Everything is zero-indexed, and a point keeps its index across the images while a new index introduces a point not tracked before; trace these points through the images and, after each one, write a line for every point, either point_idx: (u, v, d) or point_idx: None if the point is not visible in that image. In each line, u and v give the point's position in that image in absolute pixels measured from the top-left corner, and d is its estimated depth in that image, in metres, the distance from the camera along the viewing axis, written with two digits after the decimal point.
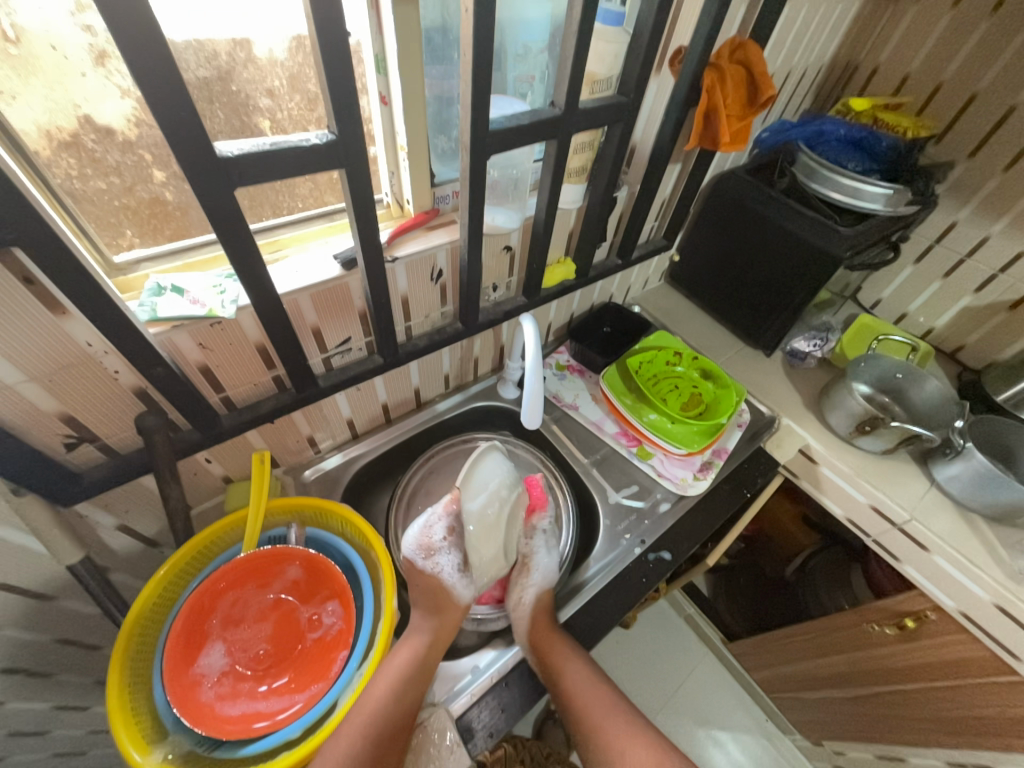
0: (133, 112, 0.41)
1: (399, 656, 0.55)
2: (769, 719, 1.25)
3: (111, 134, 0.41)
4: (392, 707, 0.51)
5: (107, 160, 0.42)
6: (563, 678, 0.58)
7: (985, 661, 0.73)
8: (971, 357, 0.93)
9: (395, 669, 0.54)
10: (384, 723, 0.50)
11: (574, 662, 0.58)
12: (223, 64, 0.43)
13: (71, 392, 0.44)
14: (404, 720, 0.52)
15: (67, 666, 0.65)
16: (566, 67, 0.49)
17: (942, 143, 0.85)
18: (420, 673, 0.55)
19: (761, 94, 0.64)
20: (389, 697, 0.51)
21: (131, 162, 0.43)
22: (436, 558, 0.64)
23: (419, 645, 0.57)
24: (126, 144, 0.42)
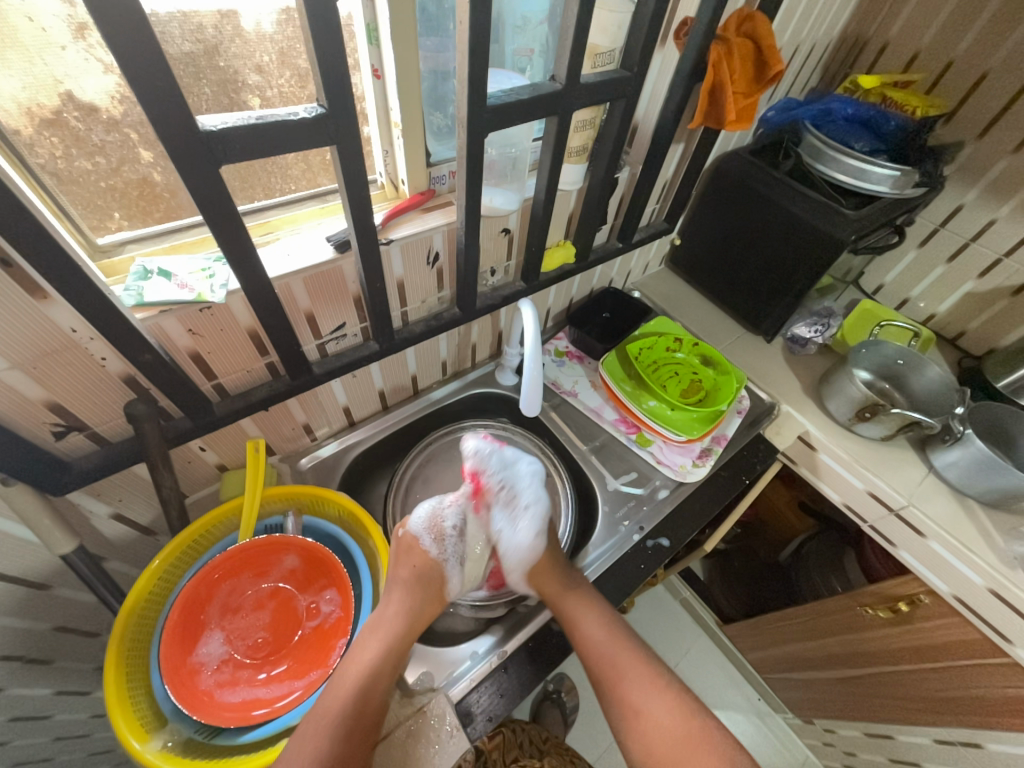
0: (116, 88, 0.39)
1: (366, 646, 0.53)
2: (761, 699, 1.28)
3: (95, 112, 0.39)
4: (360, 699, 0.49)
5: (90, 139, 0.40)
6: (584, 627, 0.60)
7: (977, 643, 0.74)
8: (972, 343, 0.92)
9: (364, 662, 0.51)
10: (351, 716, 0.48)
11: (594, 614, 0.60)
12: (209, 38, 0.41)
13: (56, 379, 0.42)
14: (373, 714, 0.49)
15: (66, 653, 0.65)
16: (568, 39, 0.46)
17: (951, 123, 0.82)
18: (391, 663, 0.52)
19: (770, 69, 0.62)
20: (355, 691, 0.49)
21: (116, 141, 0.41)
22: (443, 542, 0.61)
23: (389, 634, 0.54)
24: (110, 123, 0.40)
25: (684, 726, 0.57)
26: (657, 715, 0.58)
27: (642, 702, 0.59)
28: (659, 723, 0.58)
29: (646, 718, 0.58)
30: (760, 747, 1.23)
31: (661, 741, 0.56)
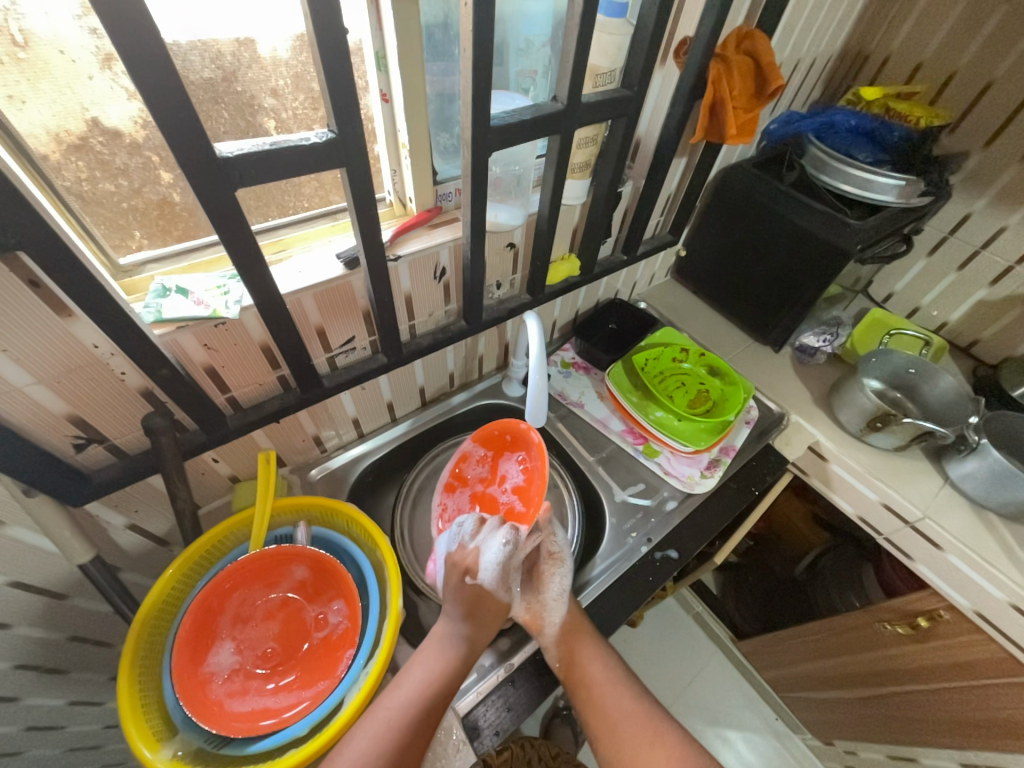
0: (139, 114, 0.41)
1: (428, 662, 0.54)
2: (779, 718, 1.25)
3: (118, 137, 0.41)
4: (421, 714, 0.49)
5: (114, 162, 0.42)
6: (585, 663, 0.58)
7: (1000, 662, 0.71)
8: (986, 351, 0.91)
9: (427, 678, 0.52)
10: (407, 735, 0.48)
11: (591, 649, 0.59)
12: (227, 65, 0.43)
13: (78, 393, 0.44)
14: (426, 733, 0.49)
15: (81, 663, 0.66)
16: (569, 61, 0.48)
17: (957, 132, 0.82)
18: (453, 684, 0.52)
19: (770, 85, 0.63)
20: (414, 708, 0.49)
21: (138, 164, 0.43)
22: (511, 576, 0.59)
23: (452, 653, 0.54)
24: (133, 147, 0.42)
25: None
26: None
27: (647, 753, 0.54)
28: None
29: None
30: None
31: None
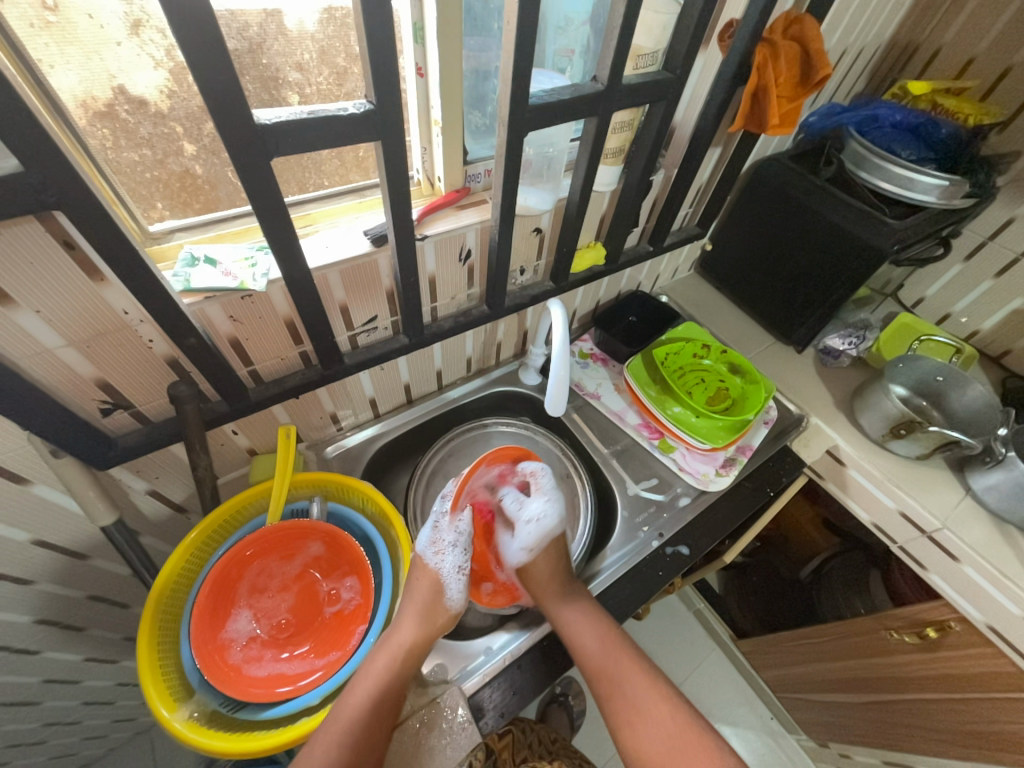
0: (165, 83, 0.40)
1: (375, 665, 0.51)
2: (774, 718, 1.25)
3: (144, 105, 0.40)
4: (369, 722, 0.47)
5: (140, 131, 0.42)
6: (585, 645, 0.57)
7: (1010, 676, 0.71)
8: (1018, 362, 0.88)
9: (368, 681, 0.49)
10: (366, 731, 0.47)
11: (589, 626, 0.58)
12: (254, 36, 0.42)
13: (106, 358, 0.44)
14: (380, 741, 0.47)
15: (97, 622, 0.68)
16: (612, 38, 0.46)
17: (1006, 131, 0.79)
18: (411, 663, 0.52)
19: (817, 73, 0.60)
20: (373, 705, 0.48)
21: (163, 134, 0.43)
22: (443, 554, 0.59)
23: (391, 649, 0.52)
24: (158, 116, 0.41)
25: (685, 751, 0.52)
26: (654, 739, 0.54)
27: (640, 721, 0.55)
28: (660, 746, 0.53)
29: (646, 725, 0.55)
30: None
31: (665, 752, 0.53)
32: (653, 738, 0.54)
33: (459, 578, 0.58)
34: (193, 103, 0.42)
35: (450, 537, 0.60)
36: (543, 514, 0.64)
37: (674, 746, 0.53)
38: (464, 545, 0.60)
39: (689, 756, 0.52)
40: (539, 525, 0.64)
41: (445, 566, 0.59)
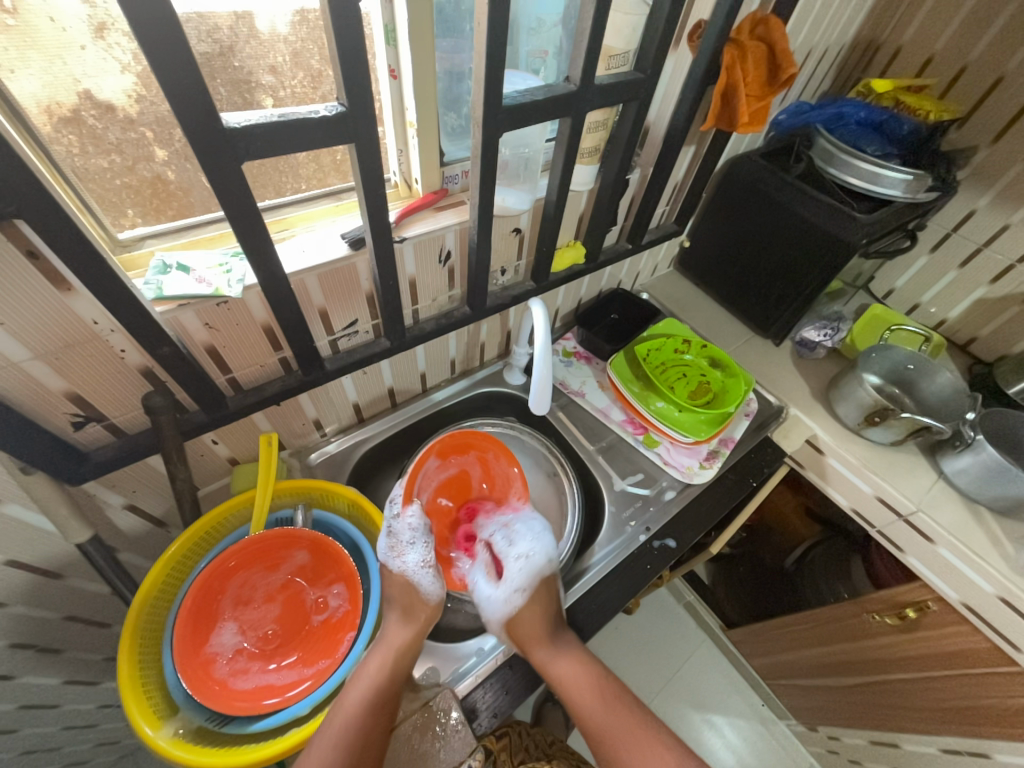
0: (133, 88, 0.39)
1: (370, 665, 0.50)
2: (765, 705, 1.28)
3: (112, 111, 0.40)
4: (366, 722, 0.47)
5: (107, 138, 0.41)
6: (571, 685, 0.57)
7: (985, 652, 0.73)
8: (984, 350, 0.92)
9: (362, 684, 0.48)
10: (363, 730, 0.46)
11: (580, 670, 0.57)
12: (224, 39, 0.41)
13: (76, 370, 0.43)
14: (378, 738, 0.47)
15: (75, 642, 0.66)
16: (583, 39, 0.47)
17: (964, 127, 0.82)
18: (407, 660, 0.51)
19: (784, 72, 0.62)
20: (369, 704, 0.47)
21: (131, 140, 0.42)
22: (405, 556, 0.58)
23: (385, 649, 0.52)
24: (127, 122, 0.41)
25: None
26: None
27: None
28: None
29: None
30: (762, 753, 1.22)
31: None
32: None
33: (424, 573, 0.58)
34: (163, 107, 0.42)
35: (406, 534, 0.59)
36: (531, 548, 0.62)
37: None
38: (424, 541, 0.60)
39: None
40: (526, 563, 0.61)
41: (409, 565, 0.58)
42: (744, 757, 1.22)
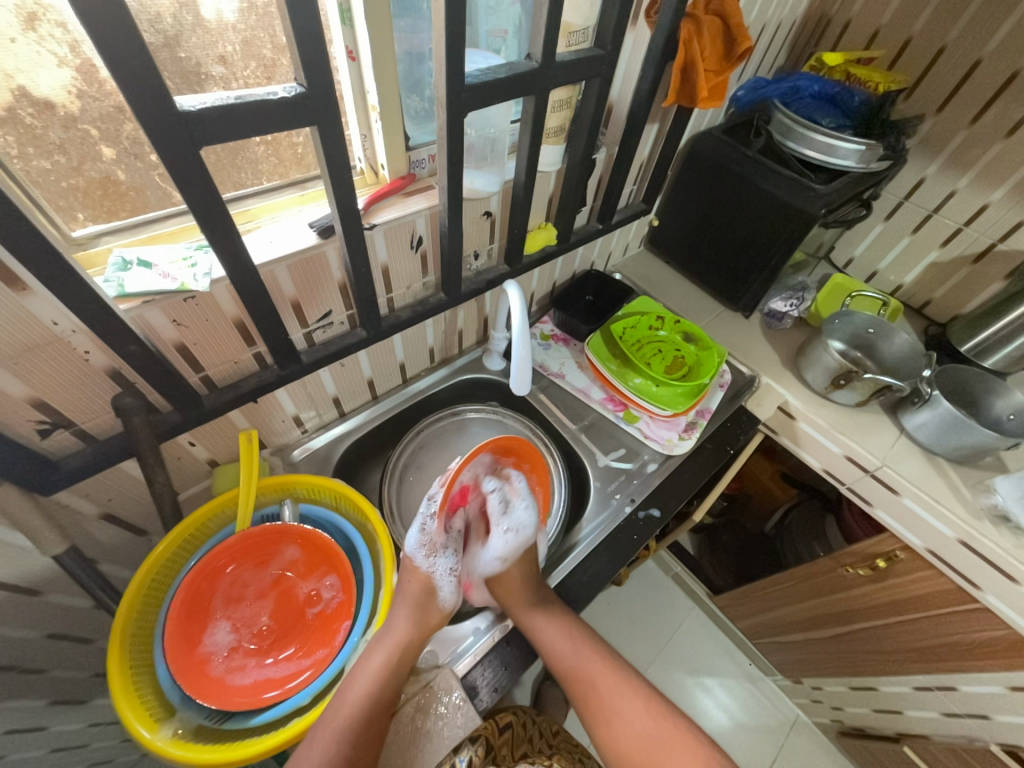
0: (72, 82, 0.37)
1: (372, 663, 0.51)
2: (752, 663, 1.34)
3: (51, 108, 0.37)
4: (366, 717, 0.49)
5: (47, 136, 0.38)
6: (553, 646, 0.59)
7: (949, 592, 0.78)
8: (937, 311, 0.96)
9: (365, 680, 0.50)
10: (362, 723, 0.48)
11: (565, 635, 0.60)
12: (169, 28, 0.39)
13: (40, 375, 0.41)
14: (377, 731, 0.49)
15: (59, 661, 0.64)
16: (542, 16, 0.47)
17: (912, 97, 0.86)
18: (408, 656, 0.53)
19: (739, 47, 0.64)
20: (369, 700, 0.49)
21: (75, 138, 0.40)
22: (434, 557, 0.58)
23: (387, 645, 0.53)
24: (68, 119, 0.39)
25: (659, 735, 0.57)
26: (630, 725, 0.58)
27: (610, 706, 0.60)
28: (637, 734, 0.58)
29: (617, 711, 0.59)
30: (752, 709, 1.28)
31: (635, 729, 0.58)
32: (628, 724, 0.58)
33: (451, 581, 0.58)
34: (108, 103, 0.40)
35: (441, 542, 0.58)
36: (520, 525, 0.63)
37: (645, 725, 0.58)
38: (454, 546, 0.60)
39: (657, 731, 0.58)
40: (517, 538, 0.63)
41: (437, 569, 0.58)
42: (736, 715, 1.27)
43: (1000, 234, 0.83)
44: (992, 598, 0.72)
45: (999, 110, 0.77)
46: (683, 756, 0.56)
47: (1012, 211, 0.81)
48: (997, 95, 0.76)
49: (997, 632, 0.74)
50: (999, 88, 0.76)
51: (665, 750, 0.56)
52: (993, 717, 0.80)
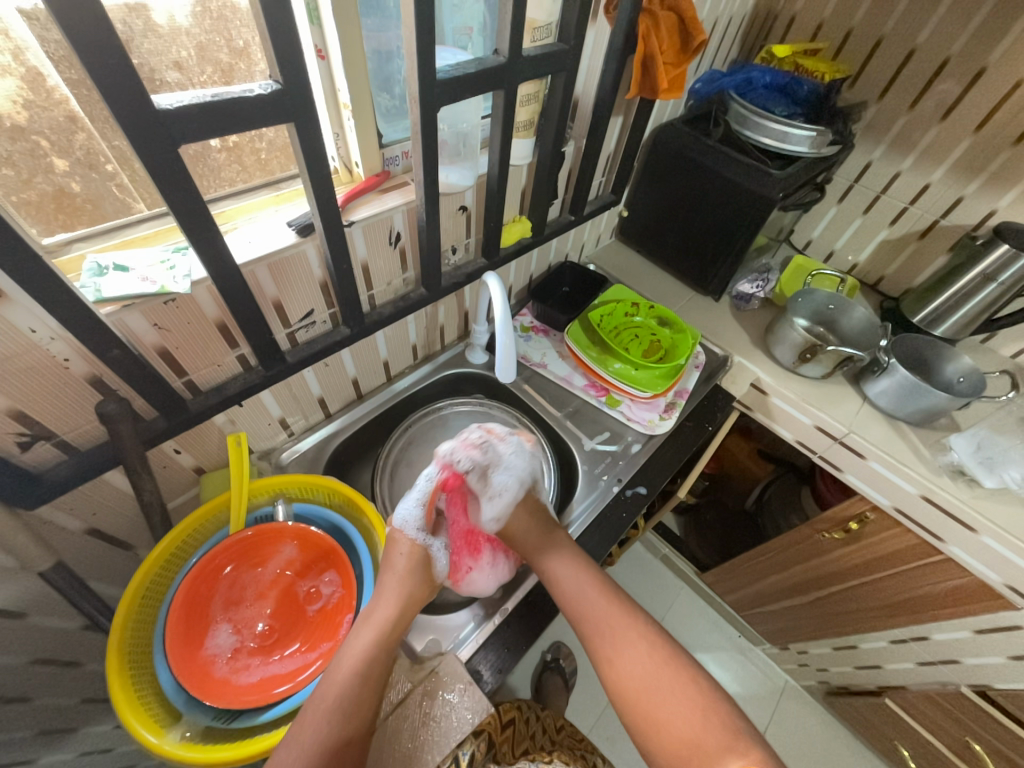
0: (17, 92, 0.36)
1: (359, 641, 0.51)
2: (741, 635, 1.39)
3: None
4: (356, 691, 0.47)
5: None
6: (560, 579, 0.61)
7: (916, 547, 0.84)
8: (890, 286, 1.02)
9: (350, 664, 0.49)
10: (352, 699, 0.47)
11: (574, 570, 0.62)
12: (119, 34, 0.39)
13: (18, 386, 0.41)
14: (369, 707, 0.48)
15: (46, 688, 0.61)
16: (507, 13, 0.48)
17: (856, 85, 0.91)
18: (395, 633, 0.52)
19: (695, 39, 0.67)
20: (357, 676, 0.48)
21: (24, 150, 0.38)
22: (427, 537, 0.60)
23: (375, 629, 0.52)
24: (15, 130, 0.37)
25: (660, 685, 0.55)
26: (635, 673, 0.56)
27: (617, 651, 0.58)
28: (639, 680, 0.56)
29: (621, 657, 0.57)
30: (744, 679, 1.33)
31: (637, 677, 0.56)
32: (630, 669, 0.56)
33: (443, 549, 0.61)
34: (58, 113, 0.38)
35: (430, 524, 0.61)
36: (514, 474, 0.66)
37: (648, 675, 0.56)
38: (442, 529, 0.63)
39: (661, 683, 0.55)
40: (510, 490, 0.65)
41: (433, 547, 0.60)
42: (730, 686, 1.32)
43: (942, 210, 0.89)
44: (955, 549, 0.78)
45: (934, 96, 0.83)
46: (681, 708, 0.53)
47: (952, 188, 0.87)
48: (932, 82, 0.82)
49: (961, 581, 0.79)
50: (932, 75, 0.82)
51: (664, 700, 0.54)
52: (962, 660, 0.85)
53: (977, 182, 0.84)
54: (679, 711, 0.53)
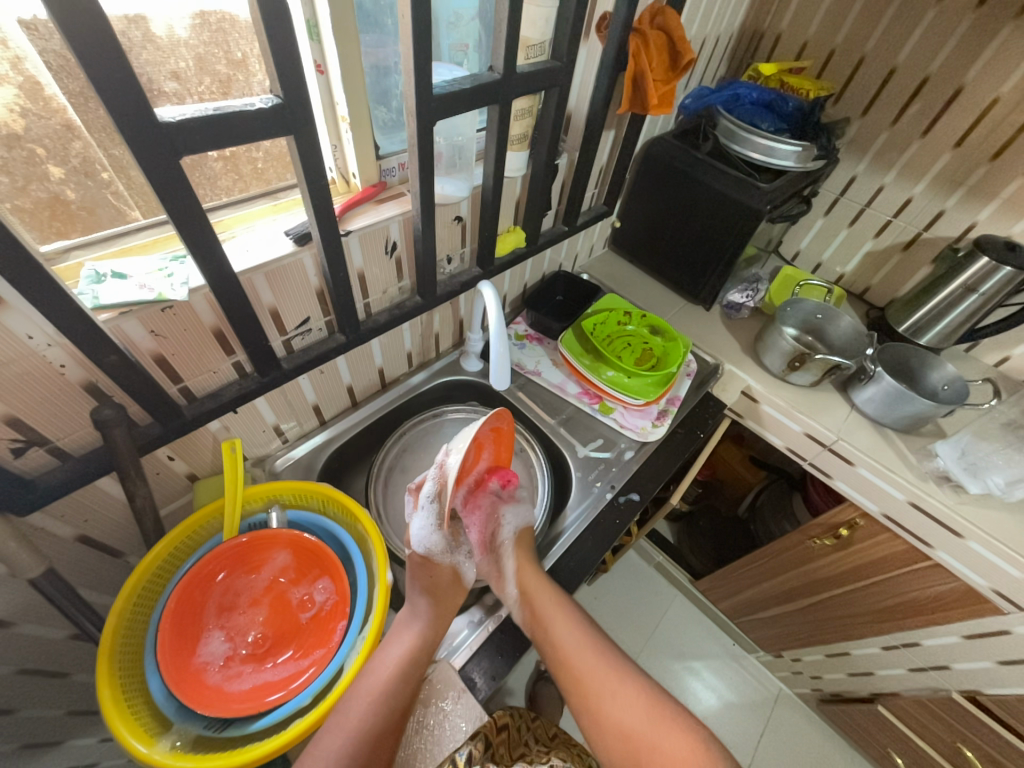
0: (14, 101, 0.36)
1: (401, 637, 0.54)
2: (735, 643, 1.39)
3: None
4: (398, 681, 0.50)
5: None
6: (545, 622, 0.58)
7: (905, 553, 0.85)
8: (876, 297, 1.05)
9: (386, 671, 0.50)
10: (395, 687, 0.50)
11: (557, 611, 0.59)
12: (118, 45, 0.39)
13: (13, 391, 0.41)
14: (408, 695, 0.51)
15: (31, 699, 0.60)
16: (502, 30, 0.50)
17: (840, 102, 0.94)
18: (437, 629, 0.56)
19: (683, 58, 0.68)
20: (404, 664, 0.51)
21: (20, 157, 0.39)
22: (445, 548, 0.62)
23: (414, 637, 0.54)
24: (11, 138, 0.37)
25: (657, 732, 0.52)
26: (625, 716, 0.53)
27: (607, 697, 0.55)
28: (630, 724, 0.53)
29: (610, 705, 0.54)
30: (738, 687, 1.33)
31: (628, 722, 0.53)
32: (621, 713, 0.54)
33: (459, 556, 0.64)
34: (55, 122, 0.39)
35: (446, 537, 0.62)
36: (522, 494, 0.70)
37: (638, 717, 0.53)
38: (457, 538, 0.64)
39: (653, 725, 0.52)
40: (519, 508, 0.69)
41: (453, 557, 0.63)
42: (725, 694, 1.31)
43: (925, 223, 0.92)
44: (943, 554, 0.79)
45: (914, 113, 0.86)
46: (676, 748, 0.50)
47: (933, 201, 0.89)
48: (912, 100, 0.85)
49: (949, 586, 0.80)
50: (913, 93, 0.85)
51: (661, 743, 0.51)
52: (952, 666, 0.86)
53: (957, 196, 0.86)
54: (674, 754, 0.50)
